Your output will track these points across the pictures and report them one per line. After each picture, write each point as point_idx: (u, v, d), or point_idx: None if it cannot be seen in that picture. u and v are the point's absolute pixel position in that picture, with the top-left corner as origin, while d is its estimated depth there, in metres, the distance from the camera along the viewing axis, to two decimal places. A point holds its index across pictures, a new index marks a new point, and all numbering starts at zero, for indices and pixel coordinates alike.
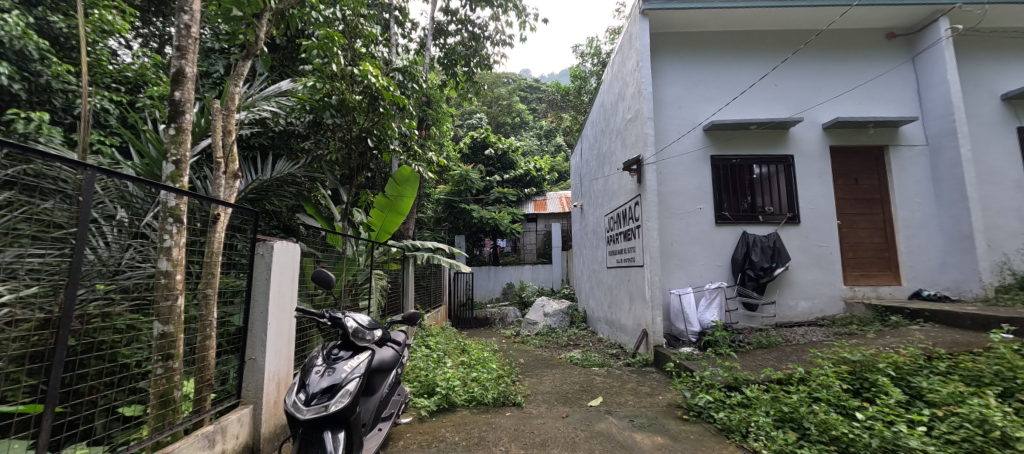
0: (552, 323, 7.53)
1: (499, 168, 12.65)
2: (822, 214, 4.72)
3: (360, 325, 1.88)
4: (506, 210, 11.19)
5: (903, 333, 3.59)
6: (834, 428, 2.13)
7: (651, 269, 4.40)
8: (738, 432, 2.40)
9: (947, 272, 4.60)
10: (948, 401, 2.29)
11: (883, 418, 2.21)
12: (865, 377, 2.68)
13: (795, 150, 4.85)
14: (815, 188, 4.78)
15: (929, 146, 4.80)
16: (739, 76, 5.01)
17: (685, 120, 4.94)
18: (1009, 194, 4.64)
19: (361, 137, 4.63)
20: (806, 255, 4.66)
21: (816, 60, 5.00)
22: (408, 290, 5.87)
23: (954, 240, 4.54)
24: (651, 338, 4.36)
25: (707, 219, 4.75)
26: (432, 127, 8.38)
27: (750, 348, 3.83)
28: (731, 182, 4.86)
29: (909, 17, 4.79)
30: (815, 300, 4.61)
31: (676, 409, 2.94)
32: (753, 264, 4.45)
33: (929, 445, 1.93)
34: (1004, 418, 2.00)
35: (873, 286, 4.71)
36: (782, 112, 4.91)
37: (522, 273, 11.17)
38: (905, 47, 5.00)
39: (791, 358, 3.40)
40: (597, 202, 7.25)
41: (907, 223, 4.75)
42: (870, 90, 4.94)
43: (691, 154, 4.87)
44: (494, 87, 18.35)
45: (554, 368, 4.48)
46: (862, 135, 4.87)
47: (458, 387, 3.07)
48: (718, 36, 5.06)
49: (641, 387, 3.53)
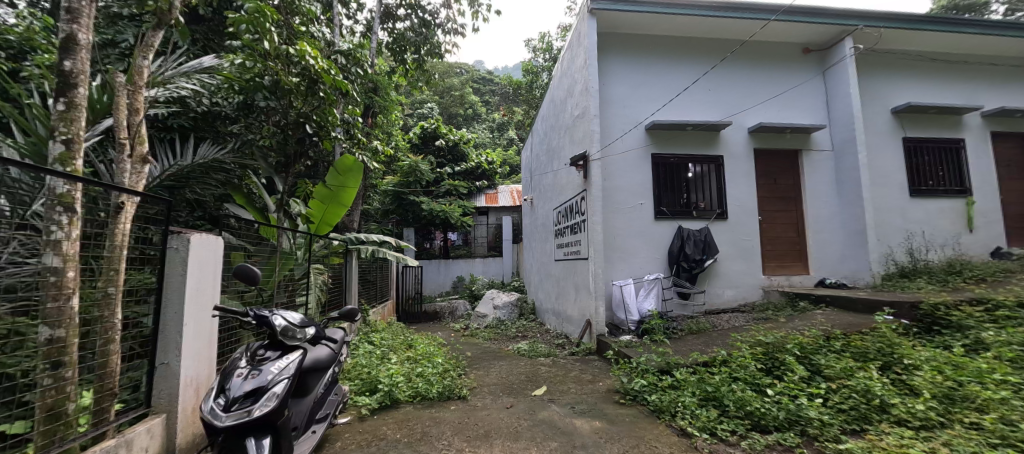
0: (502, 315, 7.62)
1: (450, 160, 12.44)
2: (747, 210, 5.17)
3: (290, 323, 1.75)
4: (457, 203, 11.05)
5: (809, 317, 4.05)
6: (749, 404, 2.40)
7: (595, 261, 4.58)
8: (667, 412, 2.57)
9: (845, 262, 5.24)
10: (840, 376, 2.64)
11: (788, 393, 2.51)
12: (776, 356, 2.99)
13: (724, 151, 5.25)
14: (741, 186, 5.22)
15: (833, 151, 5.41)
16: (678, 79, 5.30)
17: (629, 119, 5.16)
18: (895, 195, 5.38)
19: (298, 123, 4.33)
20: (732, 247, 5.09)
21: (745, 69, 5.42)
22: (352, 284, 5.62)
23: (851, 235, 5.17)
24: (594, 328, 4.55)
25: (647, 214, 5.02)
26: (379, 115, 8.09)
27: (682, 334, 4.12)
28: (669, 179, 5.16)
29: (820, 35, 5.34)
30: (739, 289, 5.05)
31: (614, 394, 3.09)
32: (687, 256, 4.79)
33: (825, 415, 2.26)
34: (882, 388, 2.41)
35: (787, 275, 5.24)
36: (715, 115, 5.30)
37: (473, 266, 11.12)
38: (817, 61, 5.57)
39: (717, 342, 3.70)
40: (547, 196, 7.38)
41: (816, 218, 5.33)
42: (788, 99, 5.46)
43: (634, 152, 5.10)
44: (447, 76, 17.97)
45: (501, 360, 4.53)
46: (781, 140, 5.37)
47: (402, 383, 3.00)
48: (661, 40, 5.33)
49: (583, 374, 3.67)
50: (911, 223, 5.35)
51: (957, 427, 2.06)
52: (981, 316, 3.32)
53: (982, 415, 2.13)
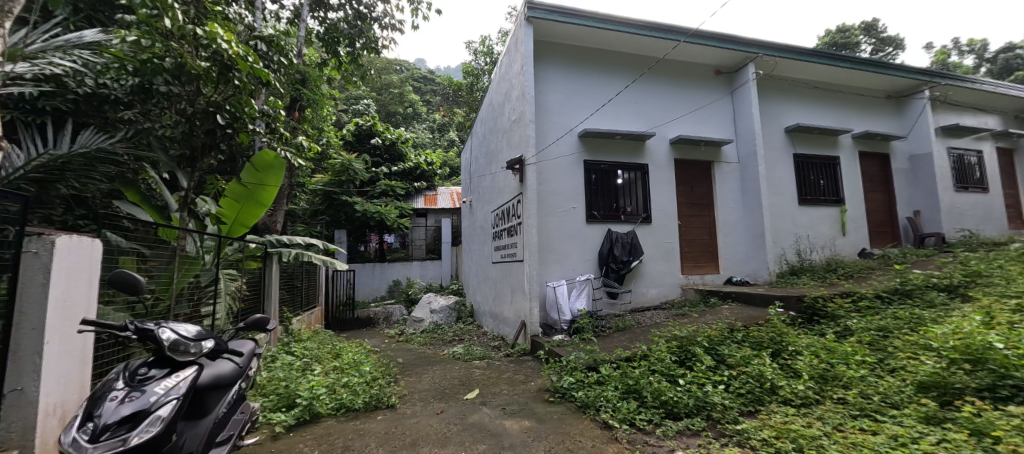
0: (438, 319, 7.47)
1: (387, 160, 11.98)
2: (668, 215, 5.60)
3: (180, 336, 1.56)
4: (393, 204, 10.62)
5: (717, 312, 4.49)
6: (664, 394, 2.60)
7: (529, 263, 4.68)
8: (592, 407, 2.70)
9: (748, 262, 5.90)
10: (740, 363, 2.98)
11: (696, 381, 2.76)
12: (688, 349, 3.27)
13: (649, 160, 5.65)
14: (663, 193, 5.65)
15: (739, 163, 6.07)
16: (608, 90, 5.62)
17: (563, 126, 5.36)
18: (787, 203, 6.16)
19: (207, 112, 3.91)
20: (655, 249, 5.48)
21: (666, 85, 5.90)
22: (272, 291, 5.14)
23: (753, 238, 5.83)
24: (529, 329, 4.64)
25: (579, 218, 5.23)
26: (307, 109, 7.54)
27: (610, 332, 4.35)
28: (600, 185, 5.44)
29: (729, 59, 5.98)
30: (660, 288, 5.46)
31: (544, 393, 3.17)
32: (615, 258, 5.08)
33: (726, 400, 2.54)
34: (772, 373, 2.76)
35: (701, 274, 5.76)
36: (641, 126, 5.69)
37: (410, 269, 10.81)
38: (727, 83, 6.23)
39: (640, 337, 3.96)
40: (485, 198, 7.40)
41: (724, 223, 5.94)
42: (703, 115, 6.03)
43: (568, 158, 5.31)
44: (385, 73, 17.32)
45: (435, 365, 4.44)
46: (697, 152, 5.91)
47: (324, 395, 2.81)
48: (593, 53, 5.61)
49: (516, 375, 3.72)
50: (799, 227, 6.17)
51: (827, 403, 2.41)
52: (849, 307, 3.92)
53: (846, 391, 2.52)
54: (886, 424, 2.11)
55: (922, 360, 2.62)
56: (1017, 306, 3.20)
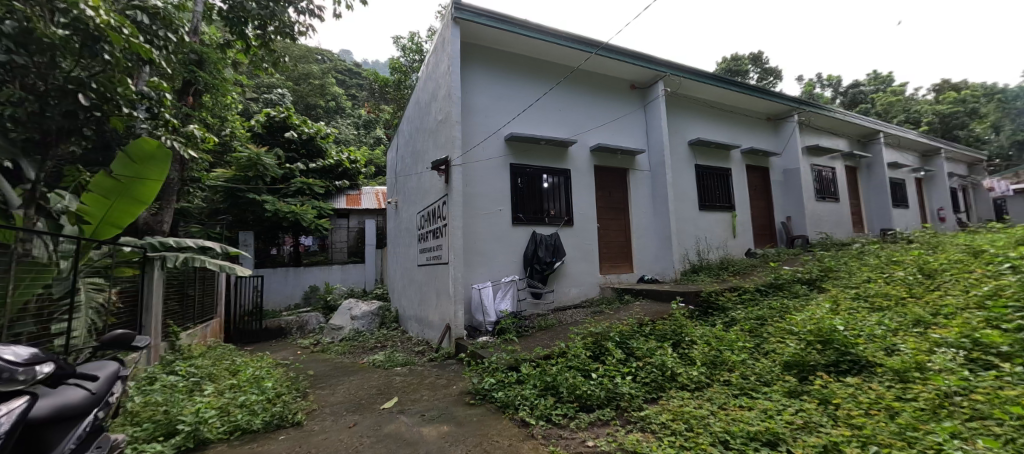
0: (359, 326, 7.06)
1: (304, 156, 11.06)
2: (588, 218, 5.93)
3: (4, 361, 1.27)
4: (310, 204, 9.62)
5: (629, 308, 4.86)
6: (578, 388, 2.74)
7: (455, 265, 4.63)
8: (512, 406, 2.74)
9: (657, 262, 6.47)
10: (646, 354, 3.25)
11: (608, 374, 2.95)
12: (601, 344, 3.49)
13: (571, 165, 5.93)
14: (584, 197, 5.96)
15: (650, 171, 6.64)
16: (534, 97, 5.80)
17: (490, 128, 5.41)
18: (689, 208, 6.88)
19: (66, 91, 3.27)
20: (576, 251, 5.76)
21: (587, 95, 6.26)
22: (150, 304, 4.28)
23: (662, 239, 6.41)
24: (453, 332, 4.58)
25: (505, 220, 5.31)
26: (205, 95, 6.67)
27: (533, 331, 4.47)
28: (525, 188, 5.58)
29: (642, 76, 6.53)
30: (581, 287, 5.74)
31: (465, 396, 3.15)
32: (539, 259, 5.25)
33: (633, 389, 2.75)
34: (672, 361, 3.05)
35: (618, 273, 6.18)
36: (564, 133, 5.96)
37: (330, 274, 10.04)
38: (640, 97, 6.78)
39: (560, 335, 4.13)
40: (411, 199, 7.18)
41: (638, 226, 6.44)
42: (620, 125, 6.50)
43: (494, 160, 5.37)
44: (303, 62, 16.00)
45: (353, 375, 4.18)
46: (614, 159, 6.34)
47: (213, 418, 2.49)
48: (519, 59, 5.75)
49: (438, 380, 3.65)
50: (699, 230, 6.92)
51: (715, 385, 2.73)
52: (735, 299, 4.49)
53: (730, 374, 2.87)
54: (759, 400, 2.44)
55: (787, 343, 3.09)
56: (854, 295, 3.92)
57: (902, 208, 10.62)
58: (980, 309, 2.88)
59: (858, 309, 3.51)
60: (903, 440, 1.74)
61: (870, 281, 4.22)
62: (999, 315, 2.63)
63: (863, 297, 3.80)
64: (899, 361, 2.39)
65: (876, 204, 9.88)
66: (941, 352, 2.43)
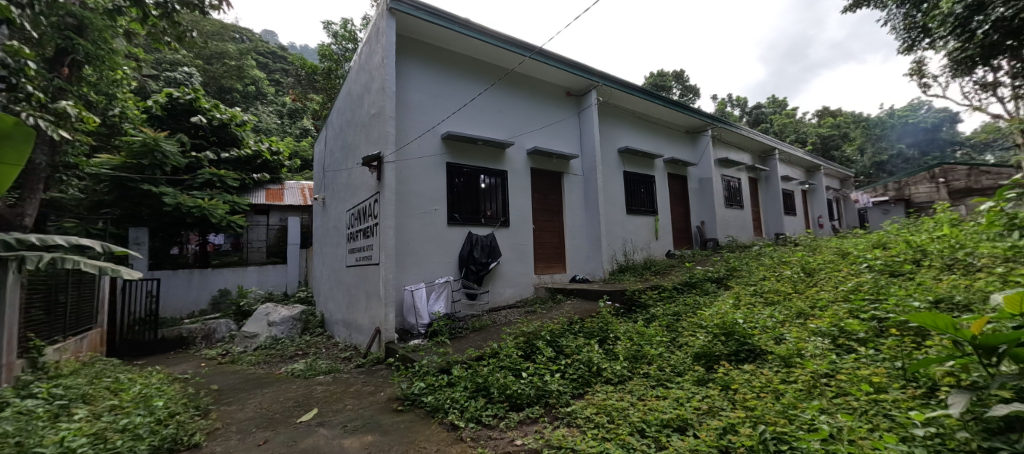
0: (278, 333, 6.48)
1: (215, 144, 9.88)
2: (523, 219, 6.03)
3: None
4: (220, 198, 8.66)
5: (561, 307, 5.02)
6: (509, 388, 2.78)
7: (386, 266, 4.45)
8: (441, 410, 2.70)
9: (588, 262, 6.78)
10: (574, 351, 3.39)
11: (537, 372, 3.03)
12: (532, 343, 3.56)
13: (508, 166, 5.99)
14: (520, 198, 6.05)
15: (583, 175, 6.94)
16: (471, 96, 5.77)
17: (426, 125, 5.28)
18: (618, 212, 7.30)
19: None
20: (511, 252, 5.83)
21: (524, 99, 6.38)
22: (8, 312, 3.62)
23: (592, 241, 6.73)
24: (383, 336, 4.39)
25: (440, 220, 5.21)
26: (85, 67, 5.67)
27: (466, 333, 4.43)
28: (462, 188, 5.52)
29: (577, 84, 6.81)
30: (516, 287, 5.82)
31: (393, 402, 3.03)
32: (475, 260, 5.23)
33: (562, 386, 2.85)
34: (598, 357, 3.22)
35: (551, 274, 6.36)
36: (502, 134, 6.01)
37: (244, 276, 9.10)
38: (575, 104, 7.07)
39: (493, 336, 4.14)
40: (340, 196, 6.75)
41: (570, 228, 6.70)
42: (556, 130, 6.71)
43: (430, 159, 5.25)
44: (215, 39, 14.32)
45: (266, 387, 3.81)
46: (549, 163, 6.52)
47: (84, 448, 2.10)
48: (457, 58, 5.70)
49: (365, 387, 3.46)
50: (626, 233, 7.38)
51: (635, 378, 2.92)
52: (655, 297, 4.85)
53: (649, 366, 3.09)
54: (672, 389, 2.66)
55: (697, 335, 3.40)
56: (752, 292, 4.45)
57: (791, 216, 12.29)
58: (845, 301, 3.42)
59: (755, 303, 3.98)
60: (785, 417, 2.00)
61: (765, 279, 4.82)
62: (859, 307, 3.14)
63: (760, 294, 4.32)
64: (785, 348, 2.75)
65: (772, 211, 11.31)
66: (815, 340, 2.83)
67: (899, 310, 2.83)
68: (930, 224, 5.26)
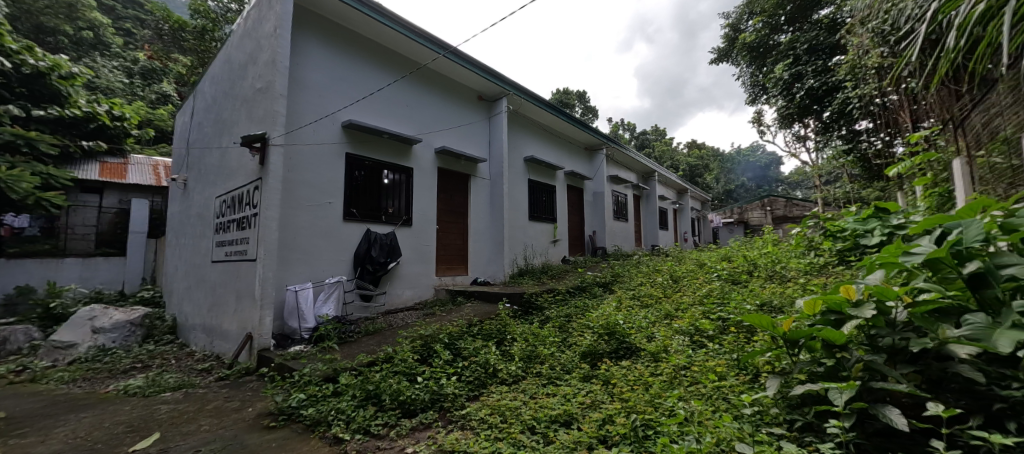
0: (106, 342, 5.21)
1: (24, 97, 7.57)
2: (427, 219, 5.88)
3: None
4: (27, 167, 6.64)
5: (461, 310, 5.01)
6: (403, 394, 2.67)
7: (265, 263, 3.92)
8: (323, 424, 2.46)
9: (490, 265, 6.90)
10: (472, 353, 3.42)
11: (433, 376, 2.99)
12: (430, 346, 3.49)
13: (414, 163, 5.78)
14: (425, 197, 5.89)
15: (490, 179, 7.05)
16: (378, 86, 5.45)
17: (324, 110, 4.82)
18: (521, 218, 7.58)
19: None
20: (412, 252, 5.63)
21: (435, 96, 6.25)
22: None
23: (495, 244, 6.87)
24: (255, 342, 3.84)
25: (335, 214, 4.79)
26: None
27: (357, 337, 4.13)
28: (361, 182, 5.16)
29: (489, 89, 6.92)
30: (415, 289, 5.63)
31: (264, 418, 2.66)
32: (372, 259, 4.92)
33: (457, 389, 2.83)
34: (494, 358, 3.29)
35: (452, 275, 6.30)
36: (410, 129, 5.79)
37: (60, 271, 7.23)
38: (486, 109, 7.16)
39: (388, 340, 3.93)
40: (208, 179, 5.74)
41: (475, 230, 6.74)
42: (466, 132, 6.71)
43: (327, 147, 4.79)
44: None
45: (86, 410, 3.03)
46: (457, 164, 6.48)
47: None
48: (365, 42, 5.34)
49: (227, 403, 2.97)
50: (527, 238, 7.69)
51: (528, 378, 3.05)
52: (550, 300, 5.13)
53: (541, 366, 3.25)
54: (561, 386, 2.84)
55: (585, 335, 3.70)
56: (632, 296, 5.01)
57: (664, 230, 14.22)
58: (700, 304, 4.07)
59: (634, 306, 4.50)
60: (652, 406, 2.29)
61: (642, 285, 5.47)
62: (710, 309, 3.77)
63: (637, 297, 4.89)
64: (654, 345, 3.15)
65: (650, 225, 12.92)
66: (677, 337, 3.31)
67: (736, 312, 3.48)
68: (760, 242, 6.58)
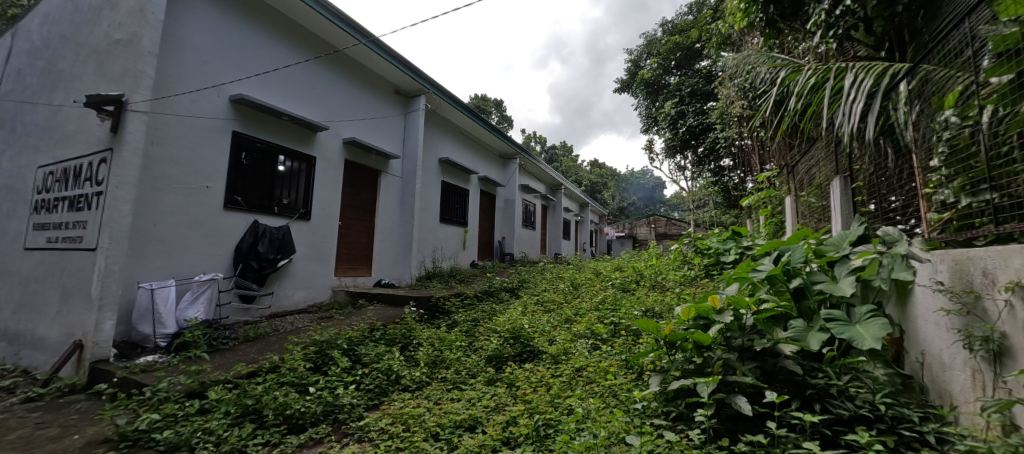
0: None
1: None
2: (328, 214, 5.40)
3: None
4: None
5: (362, 313, 4.70)
6: (290, 407, 2.41)
7: (110, 254, 3.19)
8: (185, 448, 2.08)
9: (396, 267, 6.61)
10: (373, 360, 3.23)
11: (328, 386, 2.77)
12: (325, 353, 3.22)
13: (318, 152, 5.28)
14: (327, 190, 5.41)
15: (401, 178, 6.77)
16: (281, 62, 4.86)
17: (208, 79, 4.12)
18: (432, 220, 7.42)
19: None
20: (308, 248, 5.10)
21: (348, 83, 5.80)
22: None
23: (403, 245, 6.61)
24: (88, 352, 3.08)
25: (213, 201, 4.11)
26: None
27: (233, 344, 3.59)
28: (250, 166, 4.53)
29: (407, 85, 6.67)
30: (309, 290, 5.10)
31: (98, 446, 2.15)
32: (258, 255, 4.33)
33: (355, 398, 2.66)
34: (398, 364, 3.15)
35: (354, 276, 5.86)
36: (315, 115, 5.27)
37: None
38: (402, 104, 6.88)
39: (272, 347, 3.48)
40: (27, 142, 4.46)
41: (382, 229, 6.39)
42: (379, 125, 6.34)
43: (209, 122, 4.11)
44: None
45: None
46: (367, 158, 6.09)
47: None
48: (268, 11, 4.72)
49: (40, 431, 2.32)
50: (437, 240, 7.55)
51: (433, 384, 2.99)
52: (458, 304, 5.11)
53: (446, 371, 3.21)
54: (466, 391, 2.84)
55: (491, 339, 3.74)
56: (536, 301, 5.25)
57: (566, 240, 15.22)
58: (596, 310, 4.45)
59: (538, 311, 4.72)
60: (553, 405, 2.42)
61: (546, 291, 5.78)
62: (604, 314, 4.14)
63: (541, 303, 5.13)
64: (556, 348, 3.35)
65: (555, 235, 13.72)
66: (576, 341, 3.57)
67: (626, 317, 3.89)
68: (646, 255, 7.47)
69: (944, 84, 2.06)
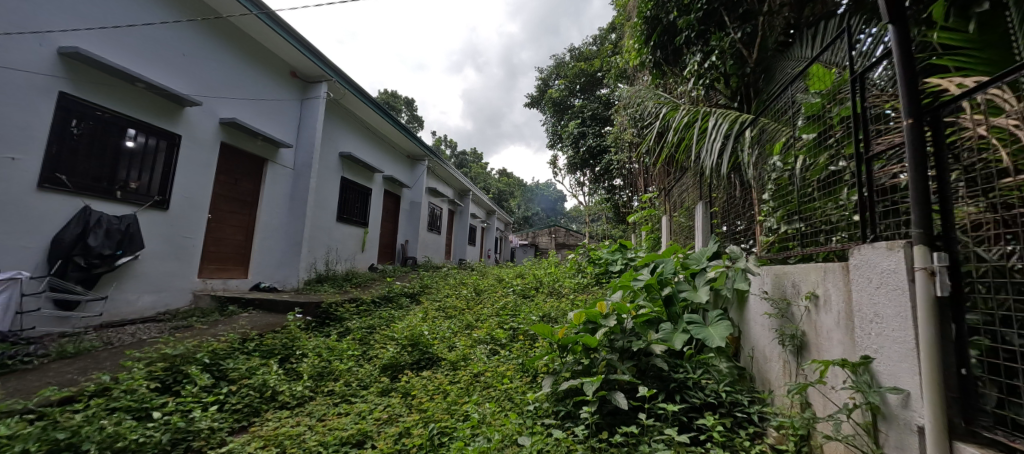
0: None
1: None
2: (193, 204, 4.59)
3: None
4: None
5: (232, 321, 4.07)
6: (123, 438, 1.97)
7: None
8: None
9: (279, 269, 5.89)
10: (244, 375, 2.83)
11: (180, 409, 2.34)
12: (180, 369, 2.71)
13: (184, 131, 4.46)
14: (195, 177, 4.61)
15: (293, 169, 6.10)
16: (140, 17, 4.02)
17: (25, 21, 3.21)
18: (327, 218, 6.80)
19: None
20: (163, 244, 4.25)
21: (231, 56, 5.05)
22: None
23: (291, 245, 5.93)
24: None
25: (23, 178, 3.19)
26: None
27: (42, 362, 2.81)
28: (85, 139, 3.62)
29: (306, 68, 6.06)
30: (161, 294, 4.24)
31: None
32: (87, 250, 3.47)
33: (217, 421, 2.30)
34: (276, 379, 2.81)
35: (224, 279, 5.05)
36: (184, 86, 4.46)
37: None
38: (299, 89, 6.22)
39: (101, 365, 2.80)
40: None
41: (264, 225, 5.64)
42: (268, 108, 5.63)
43: (23, 77, 3.20)
44: None
45: None
46: (251, 143, 5.35)
47: None
48: None
49: None
50: (331, 240, 6.93)
51: (317, 398, 2.72)
52: (352, 311, 4.75)
53: (334, 383, 2.94)
54: (355, 404, 2.64)
55: (387, 347, 3.54)
56: (437, 307, 5.16)
57: (471, 246, 15.27)
58: (497, 316, 4.54)
59: (438, 317, 4.63)
60: (449, 412, 2.39)
61: (448, 297, 5.71)
62: (504, 320, 4.24)
63: (443, 309, 5.04)
64: (454, 354, 3.32)
65: (460, 240, 13.66)
66: (475, 346, 3.58)
67: (524, 322, 4.05)
68: (546, 263, 7.89)
69: (773, 135, 2.60)
